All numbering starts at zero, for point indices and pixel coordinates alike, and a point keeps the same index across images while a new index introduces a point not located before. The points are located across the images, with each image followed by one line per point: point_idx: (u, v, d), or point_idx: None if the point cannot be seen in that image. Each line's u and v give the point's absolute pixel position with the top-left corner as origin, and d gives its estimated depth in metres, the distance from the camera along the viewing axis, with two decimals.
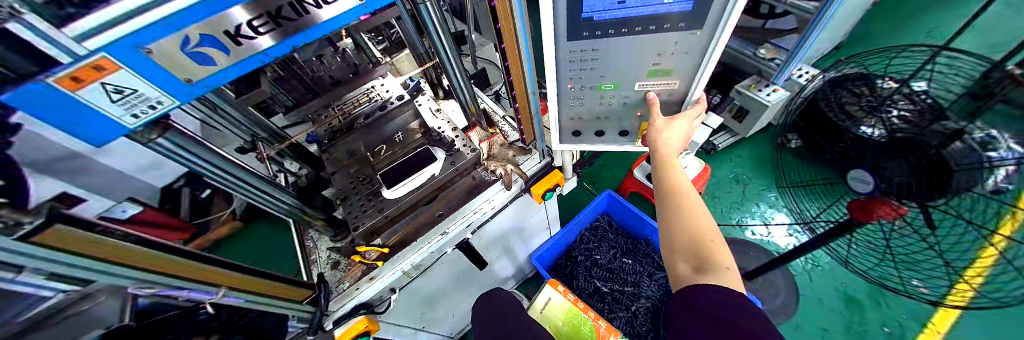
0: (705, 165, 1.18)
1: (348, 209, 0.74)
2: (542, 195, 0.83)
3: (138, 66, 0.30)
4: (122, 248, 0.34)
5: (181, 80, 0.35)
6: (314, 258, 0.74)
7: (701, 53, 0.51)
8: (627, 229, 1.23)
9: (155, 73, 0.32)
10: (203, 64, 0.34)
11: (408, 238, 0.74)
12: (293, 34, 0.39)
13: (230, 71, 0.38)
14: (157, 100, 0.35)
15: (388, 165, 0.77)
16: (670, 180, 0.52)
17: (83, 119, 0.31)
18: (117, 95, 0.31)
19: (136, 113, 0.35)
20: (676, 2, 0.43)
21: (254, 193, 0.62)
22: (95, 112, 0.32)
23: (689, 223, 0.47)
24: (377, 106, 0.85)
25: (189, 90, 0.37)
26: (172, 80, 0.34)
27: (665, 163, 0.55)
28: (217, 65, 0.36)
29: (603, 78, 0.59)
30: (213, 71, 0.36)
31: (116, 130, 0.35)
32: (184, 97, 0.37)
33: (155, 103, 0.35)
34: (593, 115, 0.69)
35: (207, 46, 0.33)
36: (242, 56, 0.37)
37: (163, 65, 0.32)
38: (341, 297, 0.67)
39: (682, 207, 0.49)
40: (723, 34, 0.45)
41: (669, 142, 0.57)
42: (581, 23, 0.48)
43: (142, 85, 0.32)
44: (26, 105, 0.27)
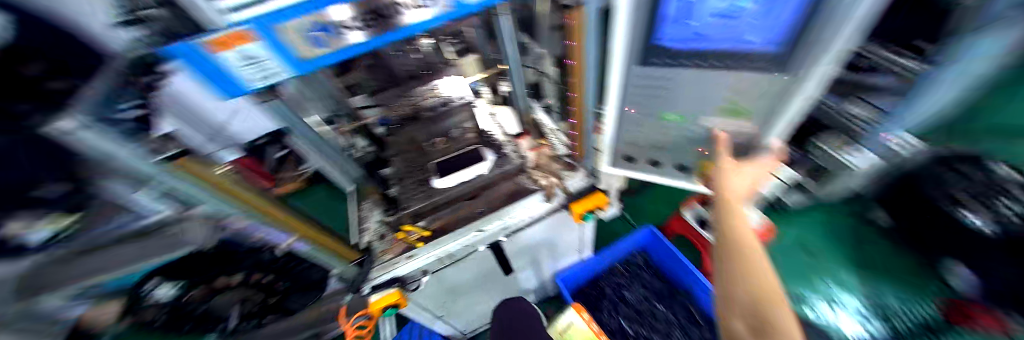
0: (766, 222, 1.07)
1: (402, 189, 0.81)
2: (582, 215, 0.83)
3: (269, 41, 0.38)
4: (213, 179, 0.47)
5: (299, 56, 0.43)
6: (365, 227, 0.83)
7: (781, 96, 0.50)
8: (666, 273, 1.15)
9: (279, 48, 0.40)
10: (317, 45, 0.43)
11: (447, 227, 0.80)
12: (384, 32, 0.46)
13: (335, 55, 0.47)
14: (276, 69, 0.44)
15: (442, 157, 0.85)
16: (733, 229, 0.49)
17: (222, 75, 0.40)
18: (247, 60, 0.40)
19: (258, 76, 0.44)
20: (760, 39, 0.43)
21: None
22: (229, 71, 0.40)
23: (749, 275, 0.43)
24: (442, 102, 0.91)
25: (303, 66, 0.45)
26: (293, 55, 0.42)
27: (730, 210, 0.52)
28: (324, 47, 0.44)
29: (668, 106, 0.59)
30: (324, 53, 0.45)
31: (238, 89, 0.44)
32: (297, 70, 0.46)
33: (272, 71, 0.44)
34: (650, 144, 0.69)
35: (320, 30, 0.41)
36: (345, 44, 0.45)
37: (287, 44, 0.40)
38: (382, 267, 0.74)
39: (745, 257, 0.45)
40: (812, 79, 0.43)
41: (736, 190, 0.55)
42: (653, 51, 0.49)
43: (267, 55, 0.40)
44: (188, 59, 0.35)
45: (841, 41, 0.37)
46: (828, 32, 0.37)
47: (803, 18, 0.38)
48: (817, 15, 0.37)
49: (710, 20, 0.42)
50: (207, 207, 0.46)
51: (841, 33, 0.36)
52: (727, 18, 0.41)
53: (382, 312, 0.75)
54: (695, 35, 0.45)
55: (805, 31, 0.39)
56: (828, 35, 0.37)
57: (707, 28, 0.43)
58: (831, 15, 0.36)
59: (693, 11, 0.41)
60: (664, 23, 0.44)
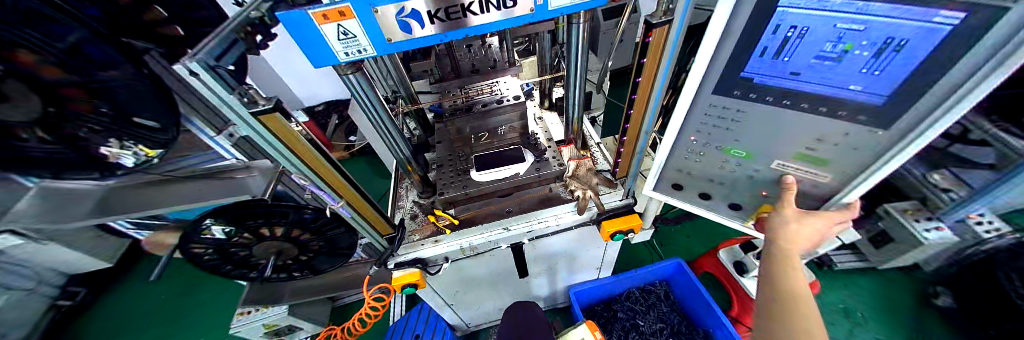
0: (814, 280, 1.00)
1: (440, 175, 0.83)
2: (612, 235, 0.80)
3: (365, 18, 0.41)
4: (293, 136, 0.48)
5: (385, 38, 0.45)
6: (399, 204, 0.86)
7: (874, 153, 0.46)
8: (685, 309, 1.10)
9: (371, 26, 0.43)
10: (403, 30, 0.45)
11: (475, 219, 0.81)
12: (467, 25, 0.48)
13: (416, 42, 0.49)
14: (363, 47, 0.47)
15: (483, 151, 0.86)
16: (787, 283, 0.46)
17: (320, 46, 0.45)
18: (343, 36, 0.44)
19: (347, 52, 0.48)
20: (863, 91, 0.39)
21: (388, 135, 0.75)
22: (325, 44, 0.44)
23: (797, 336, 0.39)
24: (495, 99, 0.92)
25: (386, 47, 0.47)
26: (380, 35, 0.45)
27: (787, 264, 0.48)
28: (412, 34, 0.46)
29: (736, 142, 0.56)
30: (407, 38, 0.47)
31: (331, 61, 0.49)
32: (380, 51, 0.48)
33: (361, 50, 0.48)
34: (704, 176, 0.66)
35: (412, 17, 0.43)
36: (427, 31, 0.47)
37: (379, 24, 0.43)
38: (409, 246, 0.76)
39: (796, 315, 0.42)
40: (916, 142, 0.40)
41: (799, 241, 0.50)
42: (737, 81, 0.46)
43: (360, 33, 0.44)
44: (290, 23, 0.39)
45: (969, 106, 0.33)
46: (951, 91, 0.33)
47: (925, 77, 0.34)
48: (941, 75, 0.33)
49: (812, 60, 0.39)
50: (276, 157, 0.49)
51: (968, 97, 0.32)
52: (832, 60, 0.38)
53: (401, 288, 0.77)
54: (788, 73, 0.42)
55: (923, 89, 0.35)
56: (956, 95, 0.33)
57: (805, 68, 0.40)
58: (963, 76, 0.32)
59: (794, 47, 0.39)
60: (755, 57, 0.42)
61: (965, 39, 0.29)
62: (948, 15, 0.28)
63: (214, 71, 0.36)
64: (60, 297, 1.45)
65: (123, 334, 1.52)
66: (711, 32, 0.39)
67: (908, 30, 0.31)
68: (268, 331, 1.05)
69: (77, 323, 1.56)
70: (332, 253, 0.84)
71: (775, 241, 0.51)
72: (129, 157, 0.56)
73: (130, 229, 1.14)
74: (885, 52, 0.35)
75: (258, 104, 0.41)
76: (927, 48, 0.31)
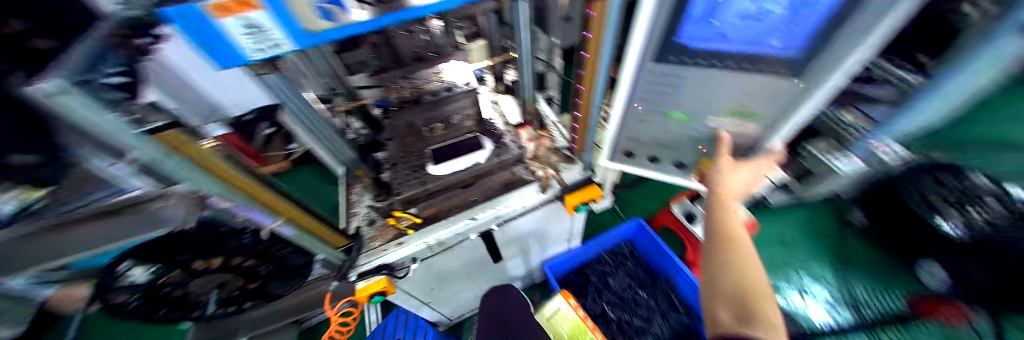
0: (752, 219, 1.12)
1: (395, 174, 0.77)
2: (575, 207, 0.83)
3: (274, 8, 0.35)
4: (209, 157, 0.41)
5: (304, 28, 0.40)
6: (353, 211, 0.80)
7: (792, 101, 0.50)
8: (649, 262, 1.18)
9: (284, 16, 0.37)
10: (324, 17, 0.40)
11: (440, 214, 0.78)
12: (398, 9, 0.44)
13: (343, 30, 0.44)
14: (278, 41, 0.40)
15: (439, 143, 0.80)
16: (725, 225, 0.52)
17: (221, 44, 0.37)
18: (250, 30, 0.37)
19: (260, 49, 0.41)
20: (780, 44, 0.43)
21: (323, 135, 0.75)
22: (228, 40, 0.37)
23: (737, 270, 0.46)
24: (444, 87, 0.88)
25: (308, 38, 0.42)
26: (297, 26, 0.39)
27: (723, 207, 0.54)
28: (336, 22, 0.41)
29: (677, 106, 0.58)
30: (330, 26, 0.41)
31: (240, 61, 0.42)
32: (301, 43, 0.42)
33: (276, 44, 0.41)
34: (652, 141, 0.68)
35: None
36: (352, 19, 0.42)
37: (294, 13, 0.37)
38: (370, 253, 0.72)
39: (734, 252, 0.49)
40: (826, 88, 0.45)
41: (733, 188, 0.57)
42: (671, 47, 0.47)
43: (272, 25, 0.37)
44: (179, 21, 0.32)
45: (874, 43, 0.37)
46: (858, 29, 0.37)
47: (831, 20, 0.38)
48: (849, 15, 0.37)
49: (739, 20, 0.41)
50: (190, 185, 0.41)
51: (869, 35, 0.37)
52: (756, 19, 0.40)
53: (369, 298, 0.74)
54: (720, 36, 0.44)
55: (831, 30, 0.40)
56: (862, 34, 0.37)
57: (732, 28, 0.42)
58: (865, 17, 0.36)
59: (721, 10, 0.40)
60: (690, 22, 0.42)
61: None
62: None
63: (86, 87, 0.28)
64: None
65: None
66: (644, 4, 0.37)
67: None
68: None
69: None
70: (284, 275, 0.77)
71: (715, 190, 0.57)
72: None
73: None
74: (797, 4, 0.38)
75: (149, 121, 0.33)
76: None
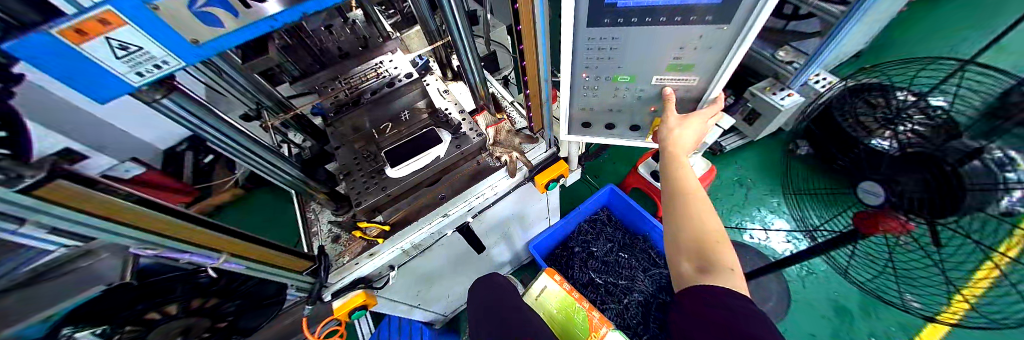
0: (711, 166, 1.18)
1: (351, 184, 0.73)
2: (546, 185, 0.82)
3: (143, 22, 0.28)
4: (126, 208, 0.35)
5: (186, 40, 0.32)
6: (315, 231, 0.75)
7: (725, 48, 0.50)
8: (627, 224, 1.23)
9: (159, 30, 0.29)
10: (211, 24, 0.31)
11: (409, 217, 0.74)
12: (304, 0, 0.35)
13: (238, 35, 0.35)
14: (162, 59, 0.33)
15: (392, 144, 0.76)
16: (678, 181, 0.53)
17: (86, 72, 0.30)
18: (123, 52, 0.30)
19: (140, 72, 0.33)
20: None
21: (254, 159, 0.61)
22: (98, 68, 0.30)
23: (694, 224, 0.49)
24: (384, 82, 0.83)
25: (195, 51, 0.34)
26: (176, 38, 0.31)
27: (676, 164, 0.55)
28: (225, 28, 0.33)
29: (621, 69, 0.58)
30: (221, 32, 0.33)
31: (121, 89, 0.34)
32: (190, 58, 0.35)
33: (160, 63, 0.33)
34: (605, 107, 0.68)
35: (215, 6, 0.29)
36: (251, 19, 0.33)
37: (168, 23, 0.29)
38: (341, 270, 0.69)
39: (686, 206, 0.50)
40: (751, 30, 0.45)
41: (683, 141, 0.58)
42: (604, 9, 0.45)
43: (147, 41, 0.30)
44: (32, 55, 0.25)
45: None
46: None
47: None
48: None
49: None
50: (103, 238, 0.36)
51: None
52: None
53: (351, 314, 0.72)
54: None
55: None
56: None
57: None
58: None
59: None
60: None
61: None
62: None
63: None
64: None
65: None
66: None
67: None
68: None
69: None
70: (254, 308, 0.69)
71: (668, 148, 0.57)
72: None
73: None
74: None
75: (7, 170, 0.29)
76: None
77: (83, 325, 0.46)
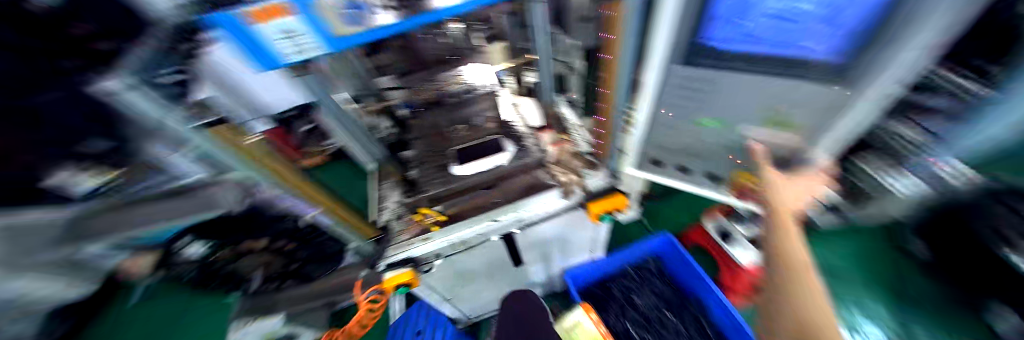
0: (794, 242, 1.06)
1: (422, 172, 0.83)
2: (599, 216, 0.80)
3: (304, 14, 0.37)
4: None
5: (332, 33, 0.41)
6: (382, 206, 0.86)
7: (833, 112, 0.50)
8: (678, 281, 1.13)
9: (315, 22, 0.39)
10: (350, 22, 0.41)
11: (462, 213, 0.80)
12: (418, 13, 0.45)
13: (369, 34, 0.45)
14: (311, 45, 0.43)
15: (461, 144, 0.84)
16: (779, 237, 0.47)
17: (260, 45, 0.40)
18: (286, 35, 0.40)
19: (296, 51, 0.43)
20: (817, 47, 0.44)
21: None
22: (268, 45, 0.40)
23: (797, 296, 0.37)
24: (466, 88, 0.92)
25: (336, 43, 0.43)
26: (326, 30, 0.41)
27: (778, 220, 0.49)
28: (358, 26, 0.42)
29: (706, 112, 0.58)
30: (356, 29, 0.43)
31: (277, 61, 0.44)
32: (330, 48, 0.44)
33: (309, 47, 0.43)
34: (681, 149, 0.71)
35: (356, 8, 0.39)
36: (377, 21, 0.43)
37: (321, 17, 0.39)
38: (398, 246, 0.77)
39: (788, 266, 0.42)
40: (871, 97, 0.43)
41: (789, 204, 0.51)
42: (702, 51, 0.49)
43: (304, 30, 0.39)
44: (228, 24, 0.35)
45: (909, 59, 0.36)
46: (899, 40, 0.35)
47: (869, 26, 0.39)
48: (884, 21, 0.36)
49: (763, 21, 0.42)
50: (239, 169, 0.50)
51: (907, 43, 0.35)
52: (789, 18, 0.41)
53: (395, 289, 0.77)
54: (744, 36, 0.45)
55: (870, 32, 0.38)
56: (896, 48, 0.36)
57: (760, 28, 0.44)
58: (894, 26, 0.36)
59: (747, 9, 0.42)
60: (716, 23, 0.44)
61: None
62: None
63: None
64: None
65: None
66: None
67: None
68: None
69: None
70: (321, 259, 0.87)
71: (770, 203, 0.52)
72: None
73: None
74: (824, 3, 0.38)
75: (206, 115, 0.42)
76: None
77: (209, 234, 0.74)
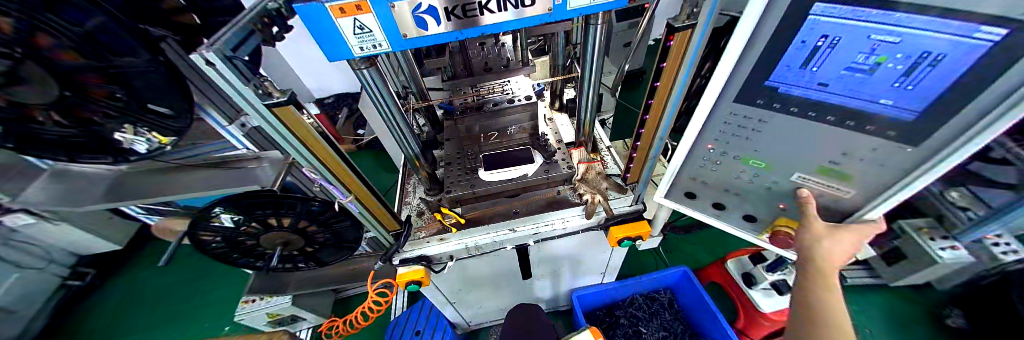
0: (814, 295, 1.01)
1: (448, 172, 0.82)
2: (619, 241, 0.78)
3: (381, 11, 0.39)
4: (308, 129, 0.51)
5: (401, 33, 0.43)
6: (407, 200, 0.88)
7: (901, 169, 0.46)
8: (689, 318, 1.10)
9: (388, 21, 0.41)
10: (420, 26, 0.43)
11: (482, 218, 0.80)
12: (484, 24, 0.45)
13: (434, 40, 0.46)
14: (380, 42, 0.44)
15: (492, 150, 0.85)
16: (828, 310, 0.46)
17: (335, 38, 0.42)
18: (360, 30, 0.41)
19: (364, 48, 0.45)
20: (892, 106, 0.39)
21: (405, 141, 0.76)
22: (342, 40, 0.42)
23: None
24: (507, 98, 0.93)
25: (402, 43, 0.45)
26: (397, 30, 0.42)
27: (824, 285, 0.48)
28: (427, 31, 0.44)
29: (756, 153, 0.57)
30: (425, 34, 0.44)
31: (347, 54, 0.45)
32: (396, 47, 0.46)
33: (376, 44, 0.45)
34: (722, 186, 0.67)
35: (429, 14, 0.41)
36: (444, 28, 0.44)
37: (396, 19, 0.41)
38: (413, 244, 0.76)
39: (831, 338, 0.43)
40: (943, 164, 0.40)
41: (833, 258, 0.50)
42: (761, 91, 0.46)
43: (377, 27, 0.41)
44: (308, 15, 0.37)
45: (1001, 129, 0.32)
46: (997, 108, 0.31)
47: (957, 95, 0.33)
48: (983, 91, 0.31)
49: (839, 72, 0.39)
50: (290, 149, 0.52)
51: (1001, 122, 0.32)
52: (863, 72, 0.38)
53: (406, 285, 0.77)
54: (815, 84, 0.42)
55: (963, 103, 0.34)
56: (992, 115, 0.32)
57: (834, 78, 0.40)
58: (996, 100, 0.31)
59: (824, 57, 0.38)
60: (783, 66, 0.41)
61: (1000, 58, 0.28)
62: (991, 30, 0.27)
63: None
64: (69, 277, 1.56)
65: (124, 319, 1.58)
66: (740, 32, 0.38)
67: (940, 42, 0.31)
68: (273, 320, 1.11)
69: (85, 302, 1.67)
70: (336, 245, 0.89)
71: (814, 259, 0.50)
72: (142, 144, 0.65)
73: (142, 214, 1.17)
74: (919, 67, 0.34)
75: (273, 97, 0.44)
76: (967, 62, 0.30)
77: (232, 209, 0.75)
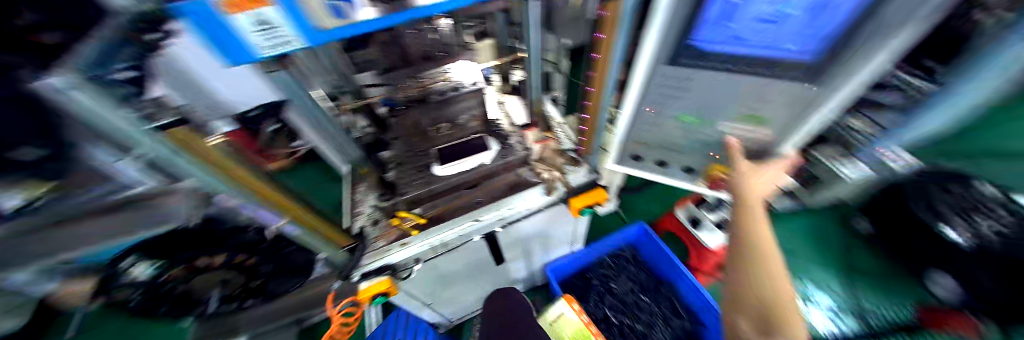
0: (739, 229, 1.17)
1: (400, 174, 0.79)
2: (580, 210, 0.80)
3: (288, 4, 0.33)
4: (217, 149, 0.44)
5: (315, 25, 0.37)
6: (358, 211, 0.81)
7: (805, 105, 0.55)
8: (651, 266, 1.19)
9: (297, 14, 0.34)
10: (335, 14, 0.36)
11: (446, 215, 0.76)
12: (414, 6, 0.40)
13: (356, 28, 0.40)
14: (290, 37, 0.38)
15: (445, 144, 0.82)
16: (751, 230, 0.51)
17: (229, 37, 0.34)
18: (262, 26, 0.34)
19: (271, 46, 0.38)
20: (796, 49, 0.47)
21: None
22: (240, 39, 0.35)
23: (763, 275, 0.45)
24: None
25: (318, 36, 0.39)
26: (308, 22, 0.36)
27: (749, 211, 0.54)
28: (347, 19, 0.38)
29: (689, 110, 0.61)
30: (344, 23, 0.38)
31: (250, 56, 0.38)
32: (312, 41, 0.39)
33: (287, 41, 0.38)
34: (663, 145, 0.72)
35: None
36: (366, 16, 0.38)
37: (306, 11, 0.34)
38: (372, 254, 0.72)
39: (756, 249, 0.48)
40: (838, 91, 0.50)
41: (757, 191, 0.57)
42: (689, 51, 0.49)
43: (283, 21, 0.35)
44: (191, 15, 0.30)
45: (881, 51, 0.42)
46: (881, 32, 0.40)
47: (848, 28, 0.42)
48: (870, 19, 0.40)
49: (751, 26, 0.44)
50: (198, 181, 0.44)
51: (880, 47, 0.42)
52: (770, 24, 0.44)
53: (371, 299, 0.72)
54: (733, 38, 0.47)
55: (850, 33, 0.43)
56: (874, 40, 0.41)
57: (747, 32, 0.45)
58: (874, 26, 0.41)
59: (739, 13, 0.43)
60: (707, 24, 0.44)
61: None
62: None
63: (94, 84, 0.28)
64: None
65: None
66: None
67: None
68: None
69: None
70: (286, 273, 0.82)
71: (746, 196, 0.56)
72: None
73: None
74: (817, 11, 0.41)
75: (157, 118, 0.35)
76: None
77: (146, 256, 0.70)
